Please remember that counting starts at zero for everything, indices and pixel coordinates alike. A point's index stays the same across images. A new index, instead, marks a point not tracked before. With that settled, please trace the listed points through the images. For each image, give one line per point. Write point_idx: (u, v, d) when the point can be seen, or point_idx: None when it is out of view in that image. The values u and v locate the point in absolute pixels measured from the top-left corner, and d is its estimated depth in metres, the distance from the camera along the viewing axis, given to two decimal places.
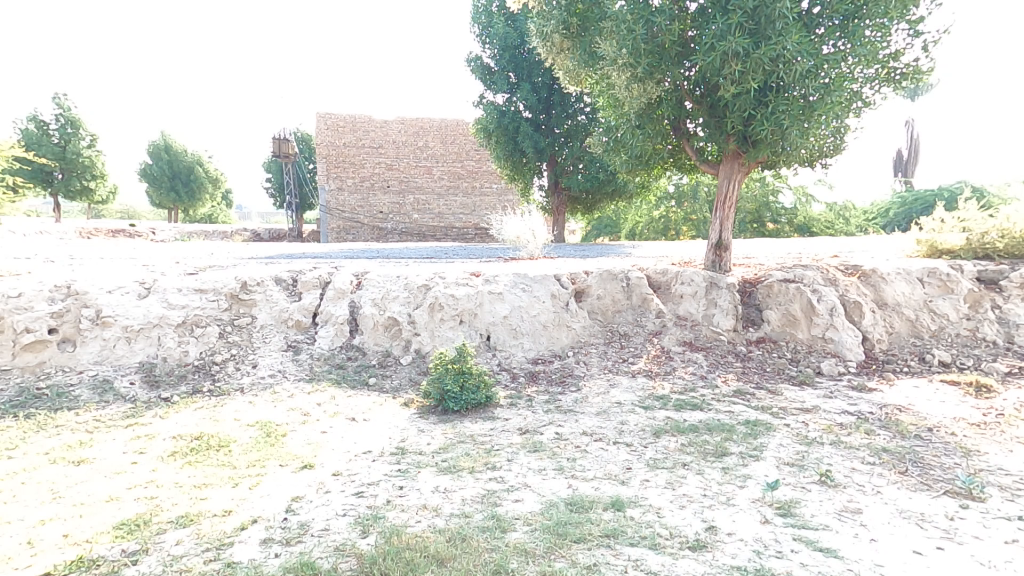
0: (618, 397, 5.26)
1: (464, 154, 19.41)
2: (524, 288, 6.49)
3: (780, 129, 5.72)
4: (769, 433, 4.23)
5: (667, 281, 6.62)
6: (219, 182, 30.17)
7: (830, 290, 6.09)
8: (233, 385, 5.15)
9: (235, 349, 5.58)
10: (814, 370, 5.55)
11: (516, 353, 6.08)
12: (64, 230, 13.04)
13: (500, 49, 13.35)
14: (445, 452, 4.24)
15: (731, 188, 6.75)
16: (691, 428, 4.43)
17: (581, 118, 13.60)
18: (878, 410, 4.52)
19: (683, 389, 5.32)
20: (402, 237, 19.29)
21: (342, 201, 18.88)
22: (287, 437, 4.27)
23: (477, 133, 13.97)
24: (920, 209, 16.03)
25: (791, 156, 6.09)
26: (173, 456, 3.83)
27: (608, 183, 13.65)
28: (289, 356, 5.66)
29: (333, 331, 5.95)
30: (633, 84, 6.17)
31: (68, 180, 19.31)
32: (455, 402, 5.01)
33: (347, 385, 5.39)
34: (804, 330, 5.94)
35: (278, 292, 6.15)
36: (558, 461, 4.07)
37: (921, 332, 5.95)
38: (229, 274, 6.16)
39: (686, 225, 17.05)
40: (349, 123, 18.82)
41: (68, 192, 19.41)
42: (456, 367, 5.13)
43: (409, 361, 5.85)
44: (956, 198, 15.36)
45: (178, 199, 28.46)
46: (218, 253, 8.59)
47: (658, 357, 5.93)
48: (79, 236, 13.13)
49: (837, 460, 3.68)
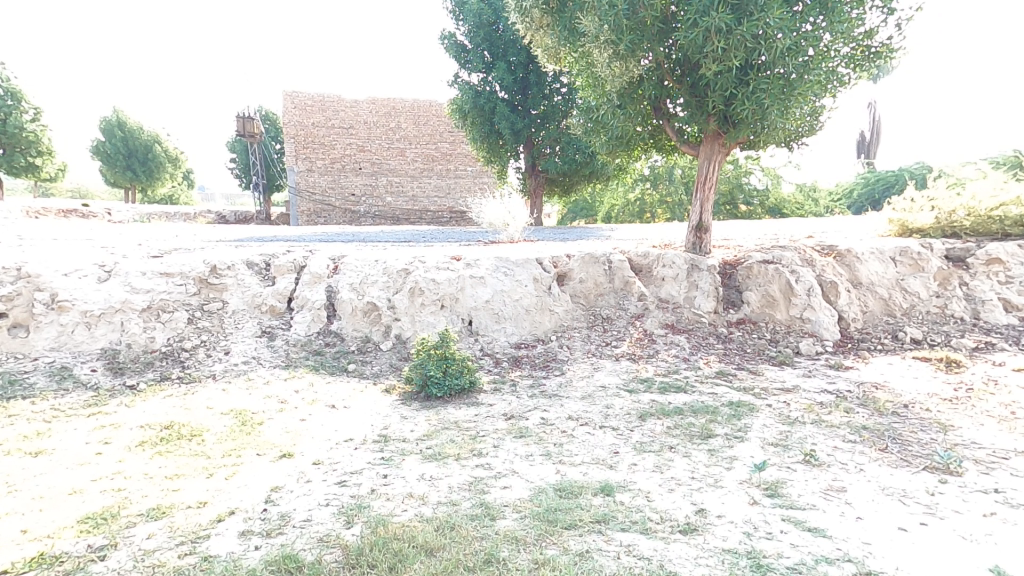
0: (602, 381, 5.24)
1: (438, 135, 19.05)
2: (505, 271, 6.40)
3: (760, 108, 5.70)
4: (752, 414, 4.26)
5: (648, 264, 6.61)
6: (179, 162, 28.95)
7: (807, 271, 6.17)
8: (205, 372, 4.94)
9: (206, 336, 5.35)
10: (793, 350, 5.63)
11: (498, 337, 6.01)
12: (12, 209, 12.38)
13: (474, 26, 13.01)
14: (429, 439, 4.16)
15: (711, 169, 6.75)
16: (676, 410, 4.45)
17: (557, 99, 13.41)
18: (857, 389, 4.60)
19: (667, 371, 5.33)
20: (376, 220, 18.90)
21: (313, 182, 18.32)
22: (263, 425, 4.11)
23: (452, 113, 13.68)
24: (884, 190, 16.43)
25: (770, 136, 6.10)
26: (142, 446, 3.65)
27: (585, 165, 13.57)
28: (264, 343, 5.46)
29: (309, 316, 5.76)
30: (614, 62, 6.08)
31: (11, 156, 18.24)
32: (438, 388, 4.93)
33: (326, 372, 5.24)
34: (782, 311, 6.00)
35: (250, 277, 5.92)
36: (545, 446, 4.02)
37: (894, 311, 6.07)
38: (197, 257, 5.89)
39: (662, 208, 17.19)
40: (318, 103, 18.22)
41: (12, 168, 18.44)
42: (439, 353, 5.04)
43: (390, 347, 5.72)
44: (918, 180, 15.80)
45: (135, 178, 27.22)
46: (185, 235, 8.22)
47: (641, 340, 5.94)
48: (25, 214, 12.44)
49: (820, 439, 3.72)
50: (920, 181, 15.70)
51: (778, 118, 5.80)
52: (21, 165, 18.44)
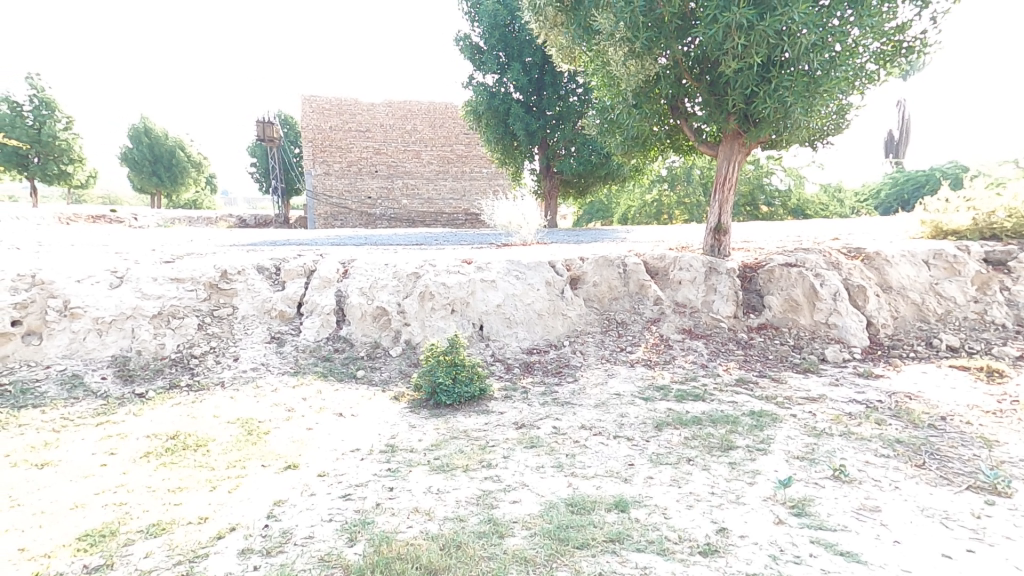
0: (617, 388, 5.07)
1: (454, 137, 19.01)
2: (517, 275, 6.27)
3: (783, 106, 5.48)
4: (776, 424, 4.05)
5: (665, 267, 6.43)
6: (201, 166, 29.42)
7: (833, 274, 5.93)
8: (213, 379, 4.89)
9: (216, 341, 5.31)
10: (818, 357, 5.40)
11: (510, 343, 5.87)
12: (43, 215, 12.63)
13: (489, 27, 12.92)
14: (438, 449, 4.04)
15: (731, 169, 6.54)
16: (694, 420, 4.26)
17: (573, 99, 13.25)
18: (888, 399, 4.37)
19: (684, 378, 5.14)
20: (392, 223, 18.91)
21: (329, 185, 18.40)
22: (270, 434, 4.03)
23: (467, 116, 13.61)
24: (912, 190, 15.95)
25: (793, 135, 5.88)
26: (147, 457, 3.59)
27: (600, 167, 13.39)
28: (273, 348, 5.40)
29: (319, 321, 5.69)
30: (630, 60, 5.92)
31: (45, 164, 18.59)
32: (448, 396, 4.81)
33: (335, 379, 5.15)
34: (806, 315, 5.76)
35: (260, 281, 5.88)
36: (557, 457, 3.87)
37: (927, 316, 5.80)
38: (208, 262, 5.86)
39: (680, 209, 16.92)
40: (335, 106, 18.31)
41: (45, 176, 18.68)
42: (449, 359, 4.92)
43: (400, 353, 5.62)
44: (948, 180, 15.30)
45: (159, 183, 27.69)
46: (199, 239, 8.26)
47: (658, 345, 5.76)
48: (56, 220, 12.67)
49: (849, 453, 3.51)
50: (951, 180, 15.18)
51: (802, 116, 5.57)
52: (53, 173, 18.72)
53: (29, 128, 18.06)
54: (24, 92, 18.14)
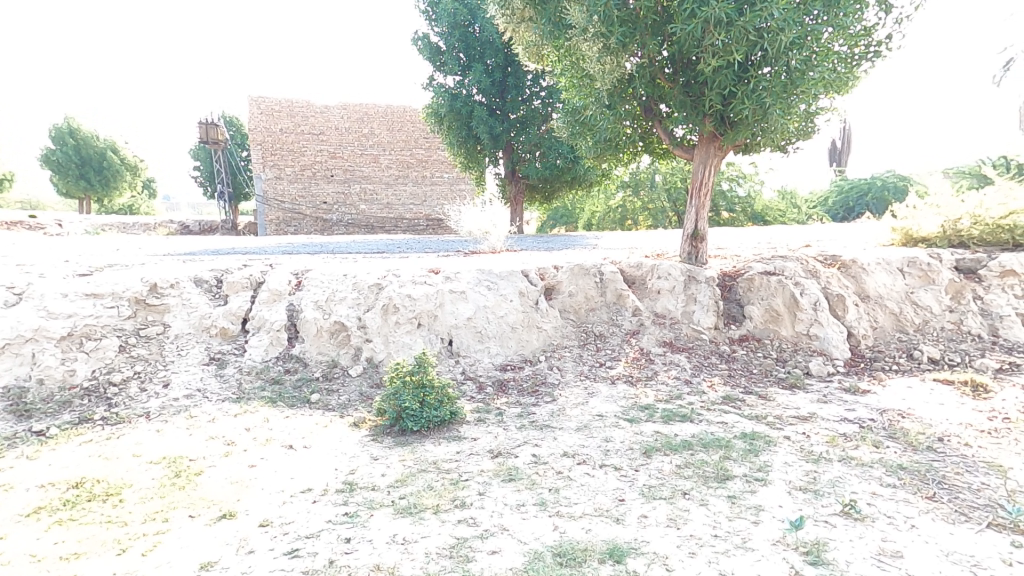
0: (598, 409, 4.71)
1: (413, 141, 18.43)
2: (487, 286, 5.87)
3: (760, 108, 5.26)
4: (771, 448, 3.76)
5: (642, 276, 6.17)
6: (139, 169, 27.69)
7: (812, 283, 5.77)
8: (136, 410, 4.25)
9: (141, 366, 4.66)
10: (802, 370, 5.19)
11: (482, 359, 5.46)
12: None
13: (449, 27, 12.51)
14: (402, 485, 3.55)
15: (707, 173, 6.34)
16: (684, 445, 3.93)
17: (536, 103, 12.97)
18: (881, 417, 4.16)
19: (668, 397, 4.82)
20: (349, 229, 18.14)
21: (282, 190, 17.52)
22: (202, 476, 3.44)
23: (428, 118, 13.09)
24: (856, 201, 16.35)
25: (770, 139, 5.69)
26: (40, 513, 2.97)
27: (567, 171, 13.09)
28: (212, 371, 4.78)
29: (267, 339, 5.11)
30: (605, 57, 5.65)
31: None
32: (415, 421, 4.32)
33: (285, 405, 4.58)
34: (788, 326, 5.56)
35: (198, 295, 5.25)
36: (538, 493, 3.45)
37: (906, 327, 5.70)
38: (134, 274, 5.19)
39: (643, 215, 16.90)
40: (286, 108, 17.45)
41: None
42: (416, 380, 4.46)
43: (360, 373, 5.08)
44: (892, 188, 15.81)
45: (89, 187, 25.89)
46: (132, 248, 7.49)
47: (638, 360, 5.47)
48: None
49: (855, 483, 3.23)
50: (893, 188, 15.70)
51: (780, 118, 5.37)
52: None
53: None
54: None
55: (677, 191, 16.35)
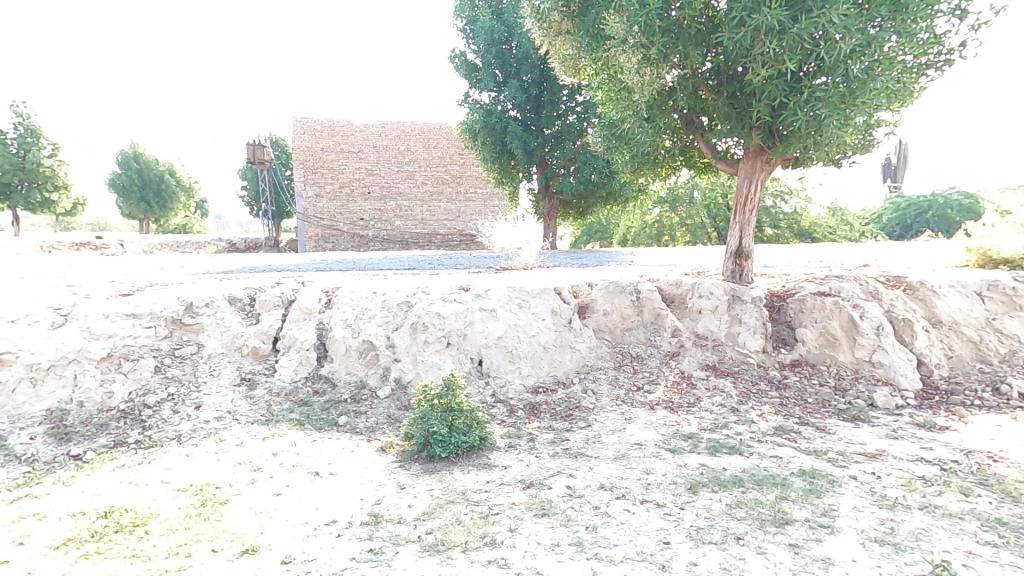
0: (637, 437, 4.42)
1: (448, 158, 18.56)
2: (519, 303, 5.68)
3: (815, 119, 4.96)
4: (837, 491, 3.41)
5: (682, 294, 5.94)
6: (191, 190, 28.85)
7: (873, 306, 5.41)
8: (168, 433, 4.19)
9: (175, 387, 4.62)
10: (865, 400, 4.79)
11: (513, 380, 5.25)
12: (26, 245, 12.18)
13: (486, 44, 12.51)
14: (430, 519, 3.35)
15: (753, 188, 6.05)
16: (735, 481, 3.62)
17: (572, 117, 12.84)
18: (966, 460, 3.74)
19: (714, 426, 4.50)
20: (385, 245, 18.33)
21: (321, 208, 17.86)
22: (227, 506, 3.32)
23: (462, 134, 13.11)
24: (914, 215, 15.58)
25: (823, 152, 5.35)
26: (66, 546, 2.88)
27: (602, 186, 12.86)
28: (243, 393, 4.71)
29: (297, 359, 5.04)
30: (645, 68, 5.45)
31: (29, 193, 17.97)
32: (443, 447, 4.13)
33: (313, 428, 4.46)
34: (846, 352, 5.21)
35: (231, 314, 5.23)
36: (575, 531, 3.19)
37: (988, 356, 5.23)
38: (171, 293, 5.22)
39: (682, 231, 16.48)
40: (327, 128, 17.85)
41: (28, 205, 18.09)
42: (444, 403, 4.30)
43: (388, 395, 4.94)
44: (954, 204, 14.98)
45: (148, 210, 27.04)
46: (171, 265, 7.63)
47: (679, 384, 5.17)
48: (41, 249, 12.19)
49: (943, 538, 2.86)
50: (958, 206, 14.89)
51: (837, 131, 5.04)
52: (33, 200, 18.02)
53: (13, 156, 17.47)
54: (9, 120, 17.55)
55: (718, 207, 15.88)
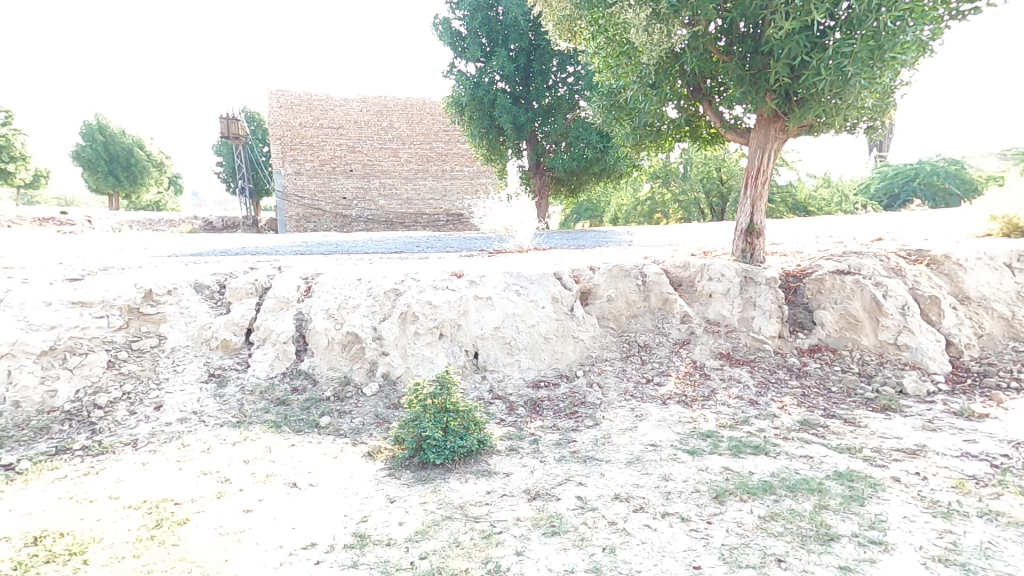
0: (651, 437, 4.07)
1: (432, 134, 17.89)
2: (517, 291, 5.25)
3: (839, 79, 4.53)
4: (881, 496, 3.06)
5: (690, 277, 5.60)
6: (163, 167, 27.66)
7: (896, 284, 5.11)
8: (122, 438, 3.68)
9: (131, 386, 4.11)
10: (894, 388, 4.48)
11: (512, 374, 4.85)
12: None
13: (470, 9, 11.83)
14: (424, 539, 2.90)
15: (766, 159, 5.69)
16: (765, 488, 3.26)
17: (563, 90, 12.26)
18: (1016, 453, 3.42)
19: (733, 422, 4.17)
20: (369, 224, 17.65)
21: (301, 186, 17.07)
22: (186, 526, 2.84)
23: (448, 108, 12.49)
24: (901, 182, 15.36)
25: (844, 117, 4.94)
26: None
27: (596, 162, 12.28)
28: (211, 391, 4.21)
29: (273, 353, 4.55)
30: (654, 25, 4.99)
31: None
32: (437, 452, 3.71)
33: (291, 430, 3.99)
34: (869, 335, 4.92)
35: (197, 302, 4.70)
36: (590, 554, 2.78)
37: (1019, 334, 4.98)
38: (127, 279, 4.66)
39: (675, 207, 16.22)
40: (305, 102, 17.00)
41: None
42: (438, 403, 3.90)
43: (375, 392, 4.50)
44: (942, 172, 14.78)
45: (118, 184, 25.96)
46: (134, 249, 7.01)
47: (691, 376, 4.86)
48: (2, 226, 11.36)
49: (1014, 554, 2.52)
50: (944, 173, 14.65)
51: (861, 91, 4.64)
52: None
53: None
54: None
55: (711, 180, 15.45)
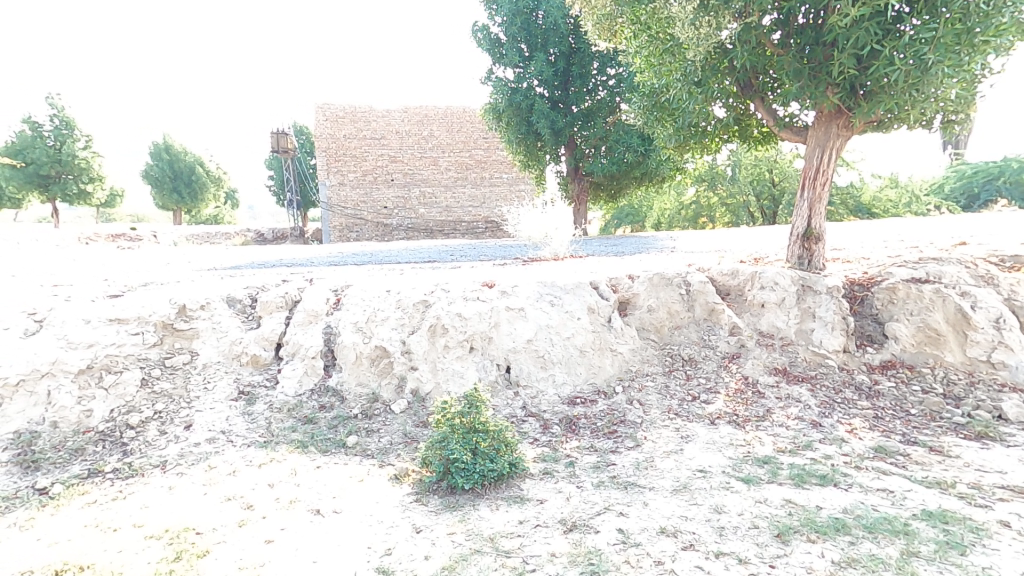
0: (699, 461, 3.73)
1: (472, 142, 17.88)
2: (551, 301, 5.01)
3: (916, 68, 4.09)
4: (988, 543, 2.69)
5: (738, 285, 5.24)
6: (220, 182, 28.87)
7: (986, 294, 4.69)
8: (152, 460, 3.64)
9: (163, 404, 4.08)
10: (992, 414, 4.04)
11: (546, 390, 4.59)
12: (61, 238, 12.02)
13: (510, 15, 11.67)
14: None
15: (825, 158, 5.30)
16: (836, 527, 2.87)
17: (603, 93, 11.95)
18: None
19: (795, 448, 3.82)
20: (410, 233, 17.78)
21: (344, 196, 17.36)
22: (207, 559, 2.67)
23: (486, 115, 12.38)
24: (983, 182, 14.19)
25: (919, 109, 4.48)
26: None
27: (637, 166, 11.88)
28: (240, 409, 4.15)
29: (301, 368, 4.47)
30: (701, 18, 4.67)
31: (66, 184, 17.97)
32: (465, 477, 3.49)
33: (318, 450, 3.87)
34: (954, 351, 4.51)
35: (229, 317, 4.69)
36: None
37: None
38: (161, 294, 4.69)
39: (723, 210, 15.61)
40: (349, 114, 17.31)
41: (67, 196, 18.11)
42: (466, 423, 3.68)
43: (403, 409, 4.34)
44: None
45: (179, 200, 27.23)
46: (178, 262, 7.17)
47: (743, 394, 4.49)
48: (81, 241, 11.98)
49: None
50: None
51: (945, 80, 4.17)
52: (73, 192, 18.04)
53: (50, 148, 17.56)
54: (46, 113, 17.55)
55: (762, 183, 14.62)
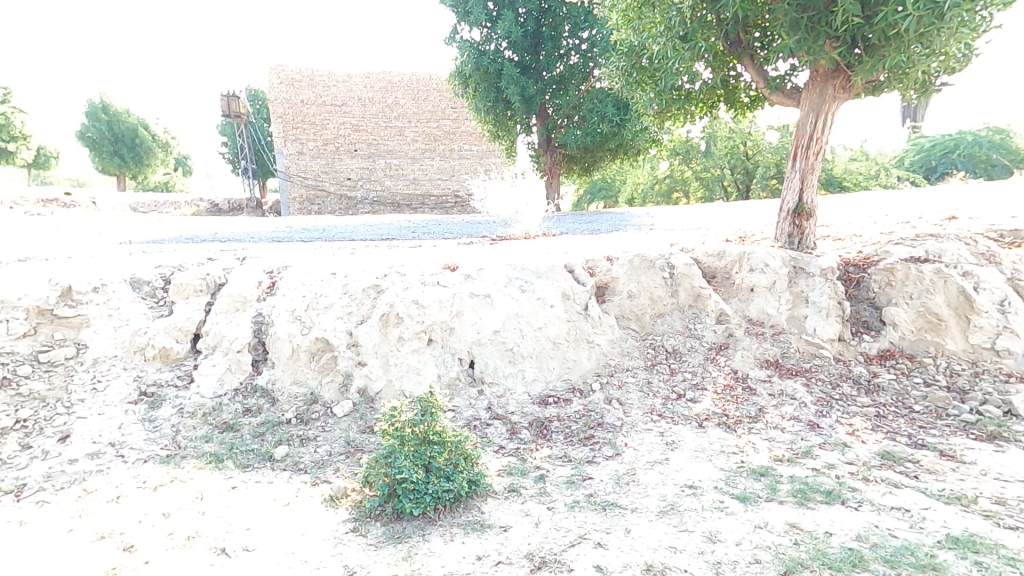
0: (687, 474, 3.24)
1: (440, 111, 16.92)
2: (521, 286, 4.40)
3: (931, 13, 3.56)
4: None
5: (725, 268, 4.74)
6: (168, 147, 26.91)
7: (991, 274, 4.27)
8: (6, 484, 2.92)
9: (31, 409, 3.37)
10: (1001, 410, 3.64)
11: (514, 387, 4.02)
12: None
13: None
14: None
15: (820, 125, 4.78)
16: (853, 562, 2.40)
17: (575, 58, 11.22)
18: None
19: (793, 455, 3.35)
20: (374, 206, 16.82)
21: (304, 165, 16.22)
22: None
23: (451, 80, 11.54)
24: (940, 155, 14.15)
25: (928, 66, 4.00)
26: None
27: (611, 137, 11.25)
28: (140, 415, 3.46)
29: (223, 365, 3.77)
30: None
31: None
32: (416, 499, 2.91)
33: (236, 466, 3.21)
34: (958, 339, 4.10)
35: (131, 302, 3.98)
36: None
37: None
38: (45, 274, 3.93)
39: (697, 185, 15.19)
40: (306, 77, 16.07)
41: None
42: (418, 433, 3.08)
43: (347, 412, 3.69)
44: (984, 143, 13.56)
45: (124, 164, 25.22)
46: (97, 234, 6.31)
47: (732, 391, 4.02)
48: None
49: None
50: (988, 143, 13.42)
51: (959, 29, 3.66)
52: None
53: None
54: None
55: (735, 156, 14.26)
